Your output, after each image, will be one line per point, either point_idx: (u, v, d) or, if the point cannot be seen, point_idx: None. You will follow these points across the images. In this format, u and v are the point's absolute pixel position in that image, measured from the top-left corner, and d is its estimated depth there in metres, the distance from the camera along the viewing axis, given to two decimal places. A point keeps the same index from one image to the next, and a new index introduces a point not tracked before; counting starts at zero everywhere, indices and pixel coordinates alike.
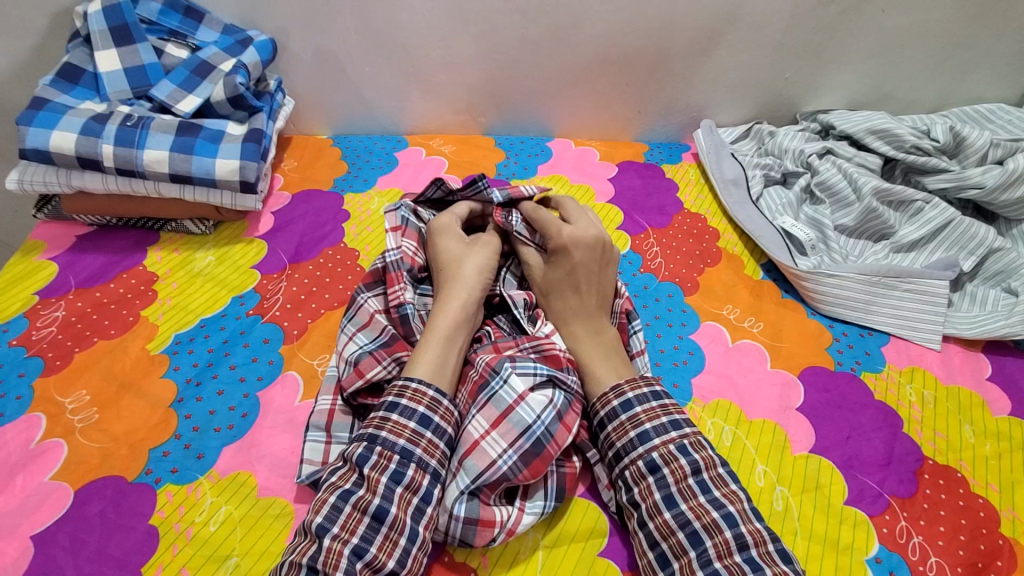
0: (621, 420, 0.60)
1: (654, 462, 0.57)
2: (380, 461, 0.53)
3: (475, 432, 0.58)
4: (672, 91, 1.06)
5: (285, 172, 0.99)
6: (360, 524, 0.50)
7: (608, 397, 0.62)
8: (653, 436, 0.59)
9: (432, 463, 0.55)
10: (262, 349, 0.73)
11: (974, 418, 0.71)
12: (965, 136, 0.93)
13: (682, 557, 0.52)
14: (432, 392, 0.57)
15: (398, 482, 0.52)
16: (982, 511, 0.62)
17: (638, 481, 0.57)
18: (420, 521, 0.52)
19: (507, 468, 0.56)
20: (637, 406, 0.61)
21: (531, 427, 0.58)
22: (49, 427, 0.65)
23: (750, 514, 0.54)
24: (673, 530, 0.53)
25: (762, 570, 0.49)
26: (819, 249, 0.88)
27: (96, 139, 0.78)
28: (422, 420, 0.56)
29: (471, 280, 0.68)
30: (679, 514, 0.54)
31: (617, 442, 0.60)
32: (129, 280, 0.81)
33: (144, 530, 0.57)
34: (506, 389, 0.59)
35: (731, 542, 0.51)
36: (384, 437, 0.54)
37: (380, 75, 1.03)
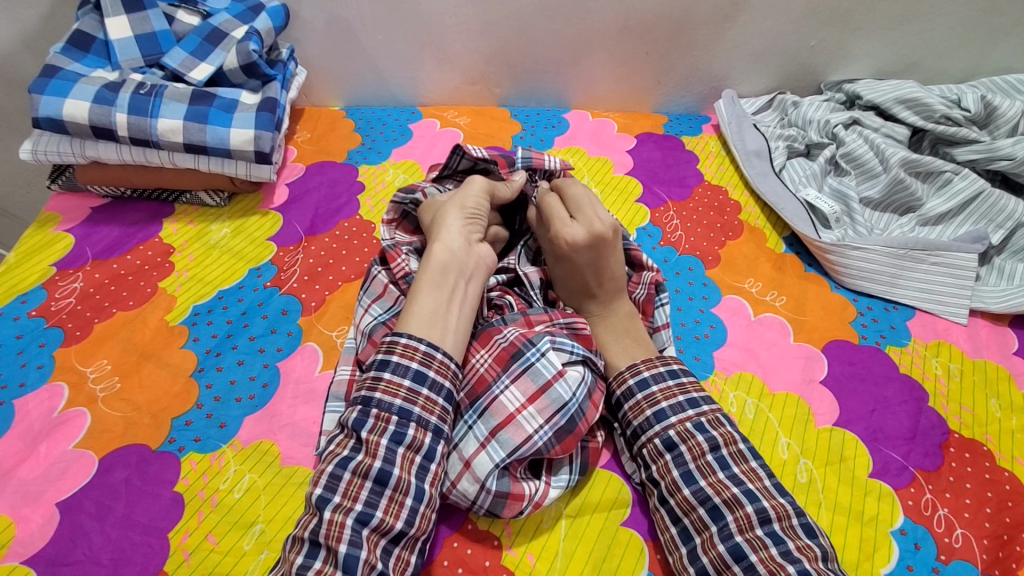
0: (638, 399, 0.61)
1: (671, 440, 0.57)
2: (377, 424, 0.52)
3: (509, 405, 0.57)
4: (692, 60, 1.03)
5: (299, 144, 0.98)
6: (363, 489, 0.50)
7: (624, 376, 0.62)
8: (670, 414, 0.59)
9: (431, 420, 0.53)
10: (281, 320, 0.72)
11: (1001, 392, 0.70)
12: (997, 106, 0.90)
13: (704, 531, 0.52)
14: (424, 347, 0.55)
15: (399, 443, 0.51)
16: (1008, 484, 0.62)
17: (655, 459, 0.57)
18: (424, 479, 0.52)
19: (542, 444, 0.56)
20: (654, 384, 0.61)
21: (567, 404, 0.57)
22: (72, 396, 0.66)
23: (772, 490, 0.53)
24: (693, 506, 0.53)
25: (785, 544, 0.49)
26: (843, 223, 0.86)
27: (110, 107, 0.77)
28: (417, 376, 0.54)
29: (456, 224, 0.65)
30: (698, 490, 0.54)
31: (634, 420, 0.60)
32: (146, 251, 0.80)
33: (169, 497, 0.58)
34: (544, 363, 0.58)
35: (753, 516, 0.51)
36: (379, 399, 0.53)
37: (393, 44, 1.00)
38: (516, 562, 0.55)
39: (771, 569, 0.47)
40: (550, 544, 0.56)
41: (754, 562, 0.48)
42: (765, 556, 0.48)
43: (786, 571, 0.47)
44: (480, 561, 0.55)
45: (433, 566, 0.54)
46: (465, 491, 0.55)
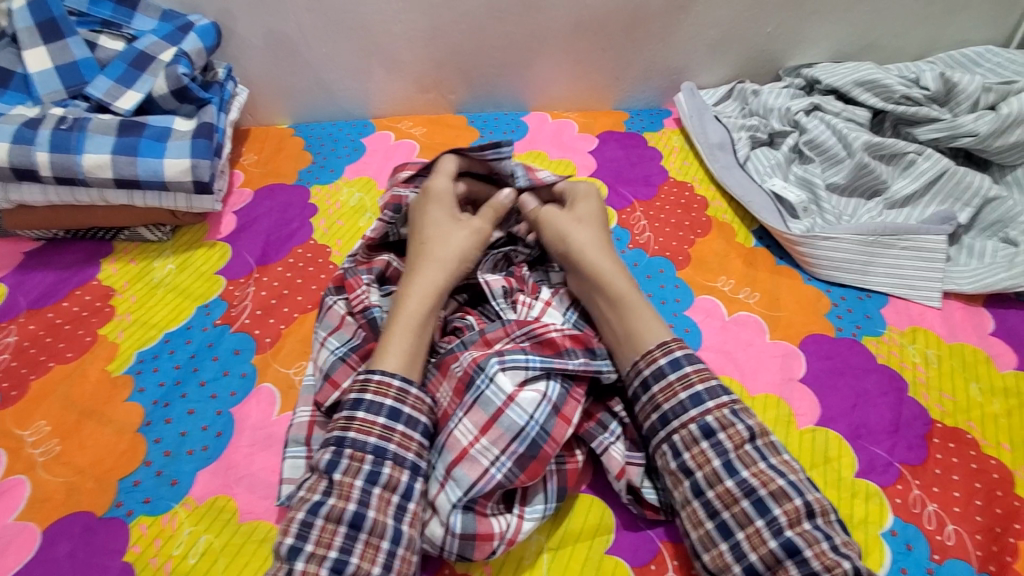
0: (669, 381, 0.56)
1: (709, 427, 0.53)
2: (351, 465, 0.50)
3: (462, 439, 0.54)
4: (650, 54, 1.00)
5: (245, 167, 0.93)
6: (336, 535, 0.47)
7: (654, 354, 0.58)
8: (706, 398, 0.55)
9: (409, 457, 0.51)
10: (233, 361, 0.68)
11: (980, 375, 0.69)
12: (956, 82, 0.89)
13: (748, 526, 0.50)
14: (397, 382, 0.54)
15: (375, 483, 0.49)
16: (996, 472, 0.61)
17: (689, 446, 0.53)
18: (402, 520, 0.49)
19: (502, 476, 0.53)
20: (687, 364, 0.57)
21: (524, 429, 0.54)
22: (9, 463, 0.60)
23: (809, 483, 0.52)
24: (735, 498, 0.51)
25: (833, 539, 0.48)
26: (811, 211, 0.85)
27: (29, 146, 0.72)
28: (391, 413, 0.52)
29: (439, 269, 0.63)
30: (742, 481, 0.51)
31: (665, 404, 0.56)
32: (83, 297, 0.75)
33: (119, 568, 0.53)
34: (493, 390, 0.55)
35: (801, 510, 0.49)
36: (353, 439, 0.51)
37: (339, 56, 0.96)
38: None
39: (827, 566, 0.46)
40: None
41: (807, 557, 0.47)
42: (819, 551, 0.47)
43: (842, 566, 0.46)
44: None
45: None
46: (432, 536, 0.52)
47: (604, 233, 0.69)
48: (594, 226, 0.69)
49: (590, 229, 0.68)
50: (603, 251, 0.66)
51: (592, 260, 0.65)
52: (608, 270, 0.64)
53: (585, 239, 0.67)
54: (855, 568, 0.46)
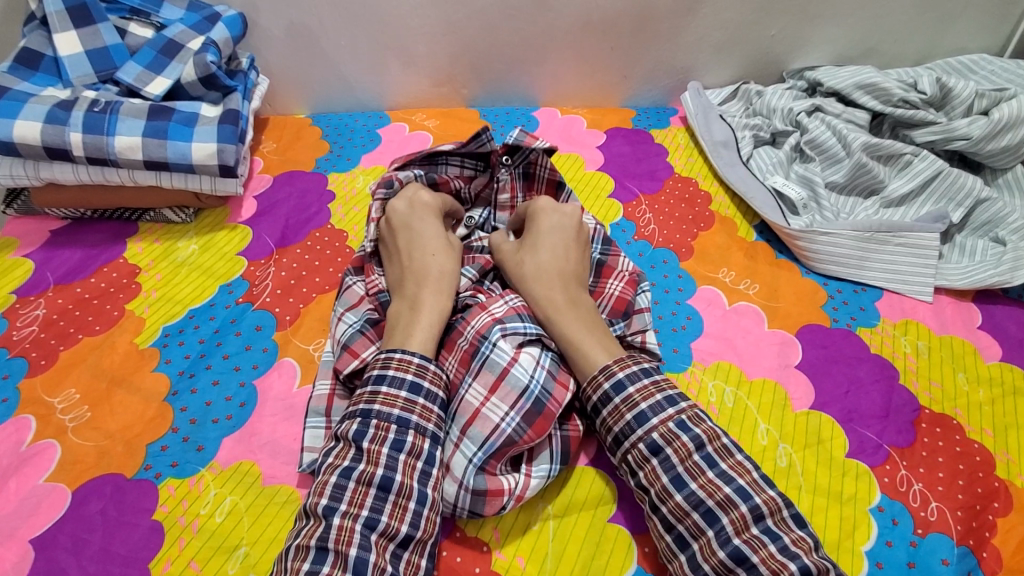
0: (615, 403, 0.57)
1: (656, 444, 0.54)
2: (377, 433, 0.52)
3: (473, 401, 0.58)
4: (658, 53, 1.03)
5: (265, 155, 0.96)
6: (367, 496, 0.49)
7: (597, 380, 0.58)
8: (650, 415, 0.55)
9: (429, 427, 0.54)
10: (255, 336, 0.71)
11: (967, 366, 0.72)
12: (952, 87, 0.92)
13: (700, 537, 0.50)
14: (417, 359, 0.56)
15: (400, 450, 0.52)
16: (979, 455, 0.64)
17: (642, 465, 0.54)
18: (427, 484, 0.52)
19: (511, 430, 0.56)
20: (630, 386, 0.57)
21: (528, 387, 0.58)
22: (40, 428, 0.63)
23: (762, 483, 0.52)
24: (686, 511, 0.51)
25: (781, 539, 0.48)
26: (810, 208, 0.88)
27: (63, 127, 0.75)
28: (413, 386, 0.55)
29: (444, 277, 0.65)
30: (690, 494, 0.51)
31: (614, 426, 0.57)
32: (110, 273, 0.78)
33: (148, 525, 0.56)
34: (497, 353, 0.59)
35: (747, 516, 0.49)
36: (378, 411, 0.53)
37: (357, 48, 0.99)
38: (505, 566, 0.55)
39: (773, 569, 0.46)
40: (539, 545, 0.56)
41: (756, 562, 0.47)
42: (765, 556, 0.47)
43: (788, 569, 0.46)
44: (470, 568, 0.55)
45: None
46: (446, 495, 0.55)
47: (555, 259, 0.67)
48: (545, 254, 0.67)
49: (542, 258, 0.67)
50: (551, 285, 0.65)
51: (544, 298, 0.64)
52: (558, 308, 0.63)
53: (536, 273, 0.66)
54: (804, 568, 0.46)
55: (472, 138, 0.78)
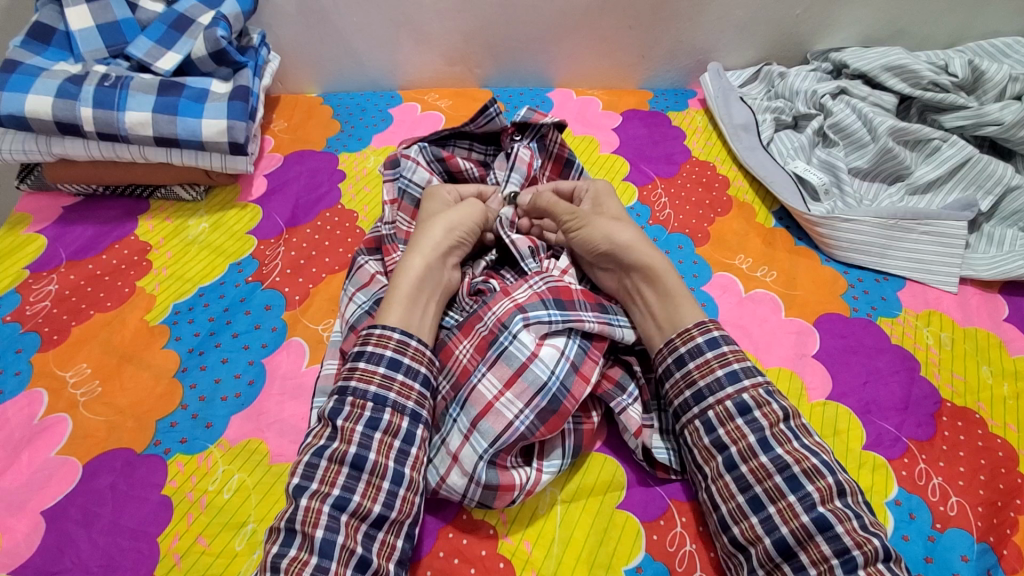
0: (707, 358, 0.56)
1: (745, 404, 0.53)
2: (352, 412, 0.52)
3: (487, 394, 0.57)
4: (676, 33, 1.00)
5: (275, 133, 0.95)
6: (340, 474, 0.49)
7: (692, 333, 0.58)
8: (743, 376, 0.55)
9: (409, 405, 0.53)
10: (264, 315, 0.71)
11: (992, 358, 0.70)
12: (985, 70, 0.89)
13: (780, 500, 0.49)
14: (397, 335, 0.56)
15: (376, 428, 0.51)
16: (1001, 451, 0.62)
17: (724, 422, 0.53)
18: (405, 463, 0.51)
19: (524, 429, 0.55)
20: (725, 344, 0.57)
21: (546, 384, 0.57)
22: (52, 402, 0.63)
23: (839, 463, 0.51)
24: (769, 473, 0.50)
25: (862, 517, 0.48)
26: (832, 195, 0.85)
27: (74, 102, 0.74)
28: (391, 363, 0.54)
29: (433, 238, 0.64)
30: (777, 458, 0.50)
31: (700, 380, 0.56)
32: (122, 250, 0.78)
33: (157, 500, 0.56)
34: (516, 346, 0.58)
35: (833, 488, 0.49)
36: (354, 388, 0.53)
37: (369, 26, 0.97)
38: (512, 549, 0.54)
39: (858, 542, 0.45)
40: (546, 530, 0.55)
41: (840, 533, 0.46)
42: (850, 527, 0.46)
43: (873, 543, 0.45)
44: (476, 551, 0.54)
45: (429, 557, 0.54)
46: (454, 485, 0.54)
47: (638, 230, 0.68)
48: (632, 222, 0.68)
49: (630, 223, 0.68)
50: (650, 247, 0.65)
51: (645, 249, 0.64)
52: (659, 260, 0.63)
53: (632, 230, 0.66)
54: (885, 547, 0.45)
55: (477, 114, 0.75)
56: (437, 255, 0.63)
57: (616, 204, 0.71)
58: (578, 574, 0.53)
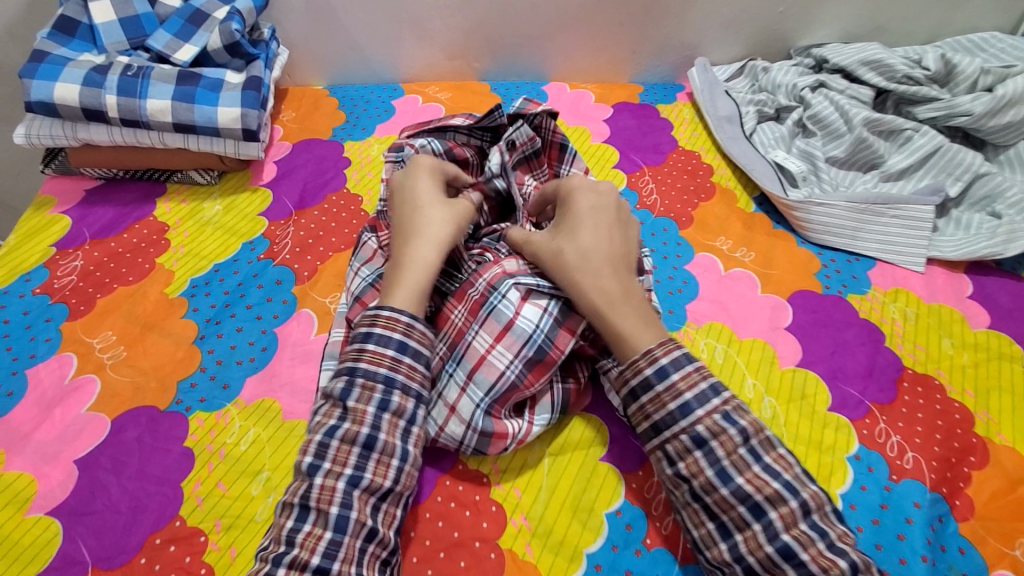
0: (657, 391, 0.56)
1: (701, 436, 0.54)
2: (363, 393, 0.55)
3: (480, 348, 0.62)
4: (666, 29, 1.05)
5: (284, 123, 1.00)
6: (351, 454, 0.53)
7: (638, 364, 0.57)
8: (695, 406, 0.55)
9: (414, 388, 0.58)
10: (276, 289, 0.76)
11: (954, 331, 0.75)
12: (956, 64, 0.94)
13: (746, 529, 0.51)
14: (405, 318, 0.59)
15: (385, 409, 0.55)
16: (958, 414, 0.67)
17: (683, 456, 0.54)
18: (409, 441, 0.56)
19: (514, 376, 0.61)
20: (674, 373, 0.56)
21: (532, 336, 0.62)
22: (81, 364, 0.69)
23: (805, 478, 0.53)
24: (732, 504, 0.52)
25: (828, 535, 0.50)
26: (810, 181, 0.90)
27: (99, 90, 0.80)
28: (399, 345, 0.58)
29: (438, 229, 0.66)
30: (737, 488, 0.52)
31: (655, 414, 0.56)
32: (141, 230, 0.83)
33: (180, 451, 0.62)
34: (504, 304, 0.63)
35: (796, 511, 0.51)
36: (364, 369, 0.56)
37: (374, 22, 1.03)
38: (504, 496, 0.60)
39: (823, 566, 0.48)
40: (534, 481, 0.61)
41: (805, 560, 0.49)
42: (815, 553, 0.49)
43: (839, 566, 0.48)
44: (471, 496, 0.60)
45: (427, 503, 0.59)
46: (453, 433, 0.60)
47: (609, 248, 0.64)
48: (601, 239, 0.64)
49: (589, 236, 0.64)
50: (611, 275, 0.62)
51: (590, 282, 0.61)
52: (606, 292, 0.61)
53: (586, 254, 0.63)
54: (852, 565, 0.48)
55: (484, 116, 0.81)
56: (444, 245, 0.65)
57: (585, 203, 0.67)
58: (564, 517, 0.58)
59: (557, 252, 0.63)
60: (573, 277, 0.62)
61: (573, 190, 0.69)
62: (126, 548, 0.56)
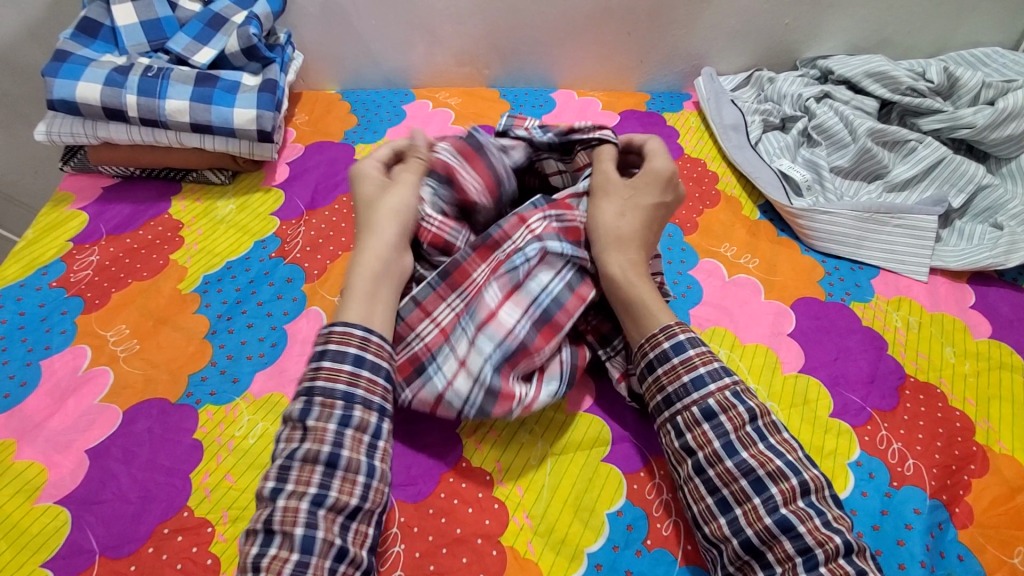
0: (673, 364, 0.60)
1: (711, 409, 0.57)
2: (323, 411, 0.54)
3: (491, 302, 0.63)
4: (673, 39, 1.07)
5: (297, 126, 1.02)
6: (314, 473, 0.52)
7: (658, 339, 0.61)
8: (709, 380, 0.58)
9: (375, 401, 0.56)
10: (287, 287, 0.77)
11: (956, 341, 0.76)
12: (959, 77, 0.95)
13: (746, 503, 0.54)
14: (359, 331, 0.58)
15: (347, 425, 0.54)
16: (959, 422, 0.68)
17: (692, 428, 0.57)
18: (374, 456, 0.55)
19: (524, 335, 0.62)
20: (691, 350, 0.60)
21: (540, 297, 0.64)
22: (94, 356, 0.71)
23: (806, 461, 0.56)
24: (734, 477, 0.55)
25: (825, 514, 0.52)
26: (814, 190, 0.91)
27: (120, 89, 0.82)
28: (356, 359, 0.57)
29: (384, 233, 0.65)
30: (741, 461, 0.55)
31: (669, 386, 0.60)
32: (156, 227, 0.85)
33: (189, 443, 0.63)
34: (526, 263, 0.64)
35: (795, 489, 0.53)
36: (321, 387, 0.55)
37: (387, 28, 1.05)
38: (506, 493, 0.60)
39: (819, 540, 0.50)
40: (537, 479, 0.62)
41: (801, 532, 0.51)
42: (811, 527, 0.51)
43: (833, 541, 0.50)
44: (474, 493, 0.60)
45: (431, 499, 0.60)
46: (458, 391, 0.60)
47: (646, 227, 0.69)
48: (639, 219, 0.69)
49: (634, 219, 0.69)
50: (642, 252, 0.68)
51: (622, 257, 0.67)
52: (631, 270, 0.66)
53: (627, 231, 0.68)
54: (846, 543, 0.50)
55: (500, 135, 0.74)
56: (389, 249, 0.65)
57: (654, 192, 0.71)
58: (566, 516, 0.59)
59: (599, 222, 0.68)
60: (607, 249, 0.67)
61: (657, 174, 0.71)
62: (135, 536, 0.57)
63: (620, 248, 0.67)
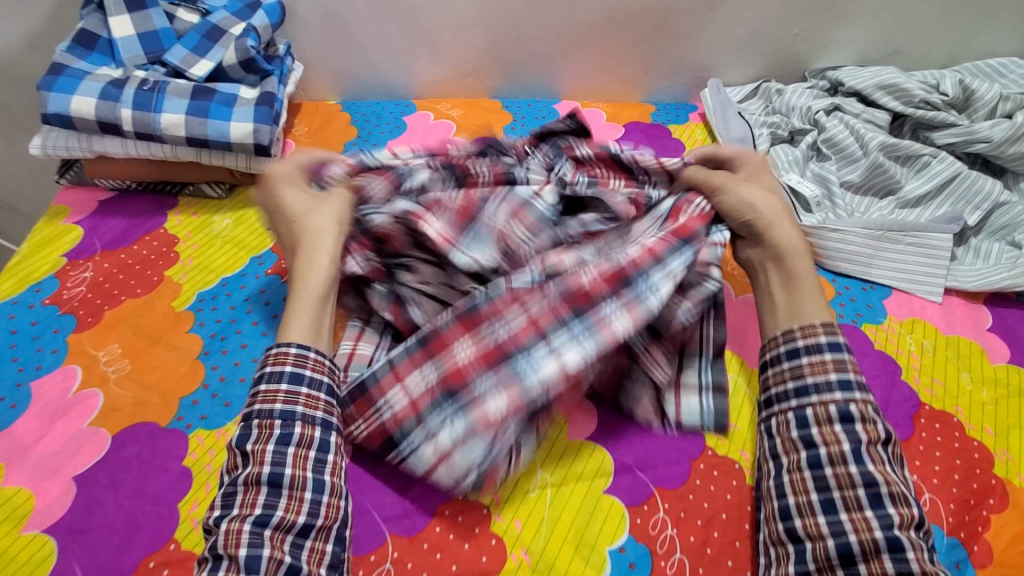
0: (825, 359, 0.57)
1: (849, 413, 0.55)
2: (261, 433, 0.54)
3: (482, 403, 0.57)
4: (680, 50, 1.05)
5: (296, 138, 1.01)
6: (258, 496, 0.51)
7: (818, 330, 0.59)
8: (855, 389, 0.56)
9: (318, 416, 0.56)
10: (282, 306, 0.76)
11: (973, 366, 0.73)
12: (974, 90, 0.93)
13: (854, 511, 0.51)
14: (294, 349, 0.58)
15: (287, 444, 0.53)
16: (977, 452, 0.65)
17: (824, 421, 0.55)
18: (323, 472, 0.54)
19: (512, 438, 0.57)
20: (843, 355, 0.58)
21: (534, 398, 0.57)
22: (85, 377, 0.69)
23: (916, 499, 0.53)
24: (852, 484, 0.52)
25: (930, 551, 0.50)
26: (824, 206, 0.88)
27: (115, 103, 0.81)
28: (292, 378, 0.56)
29: (323, 235, 0.65)
30: (866, 472, 0.52)
31: (808, 378, 0.57)
32: (152, 242, 0.84)
33: (179, 470, 0.61)
34: (527, 370, 0.57)
35: (913, 518, 0.51)
36: (259, 410, 0.55)
37: (388, 38, 1.03)
38: (503, 528, 0.58)
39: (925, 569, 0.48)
40: (537, 511, 0.59)
41: (908, 557, 0.48)
42: (921, 556, 0.49)
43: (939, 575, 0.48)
44: (471, 527, 0.58)
45: (426, 531, 0.58)
46: (441, 477, 0.58)
47: (780, 202, 0.69)
48: (779, 198, 0.69)
49: (777, 198, 0.68)
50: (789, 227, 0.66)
51: (782, 231, 0.65)
52: (793, 242, 0.65)
53: (775, 209, 0.67)
54: None
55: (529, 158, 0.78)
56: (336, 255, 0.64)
57: (762, 177, 0.72)
58: (565, 552, 0.57)
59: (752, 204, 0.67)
60: (767, 231, 0.65)
61: (751, 166, 0.74)
62: (120, 568, 0.55)
63: (776, 228, 0.66)
